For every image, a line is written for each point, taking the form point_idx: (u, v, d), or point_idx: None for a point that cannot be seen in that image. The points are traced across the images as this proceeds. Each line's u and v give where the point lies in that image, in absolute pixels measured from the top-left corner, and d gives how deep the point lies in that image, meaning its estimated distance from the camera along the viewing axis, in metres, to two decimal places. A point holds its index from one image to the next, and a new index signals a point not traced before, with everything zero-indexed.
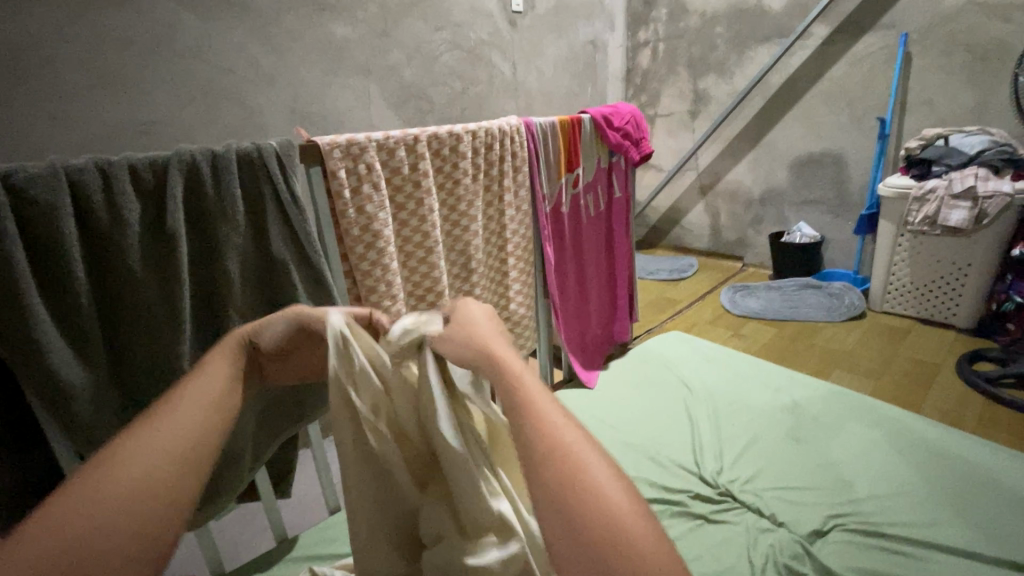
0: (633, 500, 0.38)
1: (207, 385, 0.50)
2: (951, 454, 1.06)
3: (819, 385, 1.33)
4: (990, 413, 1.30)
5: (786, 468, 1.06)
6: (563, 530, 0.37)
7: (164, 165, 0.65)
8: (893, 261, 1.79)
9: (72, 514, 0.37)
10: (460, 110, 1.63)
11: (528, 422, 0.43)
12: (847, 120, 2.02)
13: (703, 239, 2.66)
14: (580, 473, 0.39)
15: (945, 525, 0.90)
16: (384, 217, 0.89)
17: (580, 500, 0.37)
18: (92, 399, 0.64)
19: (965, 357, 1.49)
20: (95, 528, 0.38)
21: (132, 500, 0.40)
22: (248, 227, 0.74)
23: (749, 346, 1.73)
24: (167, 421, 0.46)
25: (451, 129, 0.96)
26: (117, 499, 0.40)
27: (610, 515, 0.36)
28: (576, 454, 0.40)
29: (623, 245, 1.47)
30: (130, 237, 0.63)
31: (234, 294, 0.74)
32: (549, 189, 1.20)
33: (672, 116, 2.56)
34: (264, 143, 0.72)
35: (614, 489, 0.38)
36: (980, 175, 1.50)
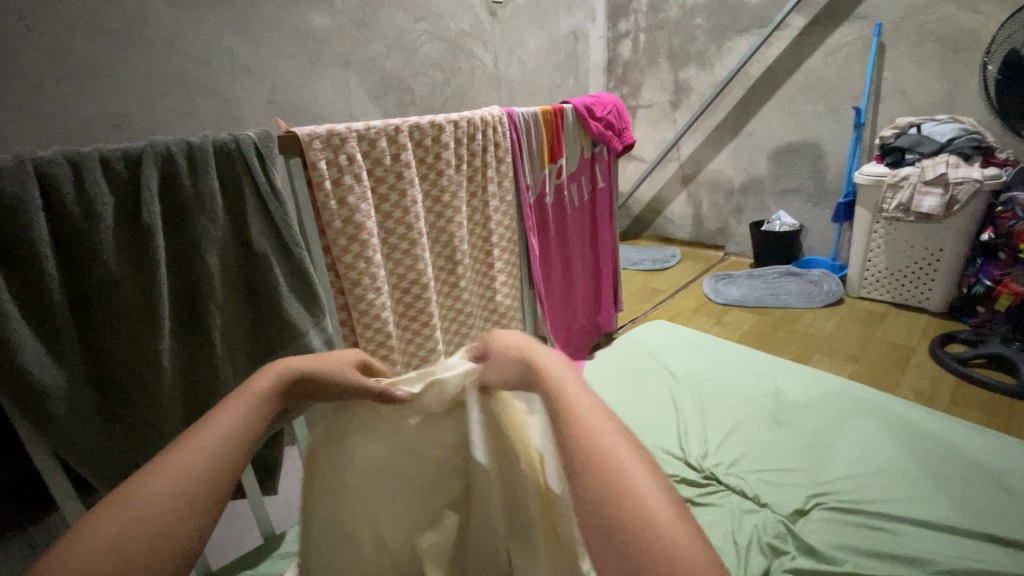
0: (654, 479, 0.36)
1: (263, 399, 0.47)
2: (926, 432, 1.09)
3: (799, 370, 1.36)
4: (962, 392, 1.34)
5: (769, 451, 1.09)
6: (587, 504, 0.36)
7: (137, 157, 0.63)
8: (870, 248, 1.83)
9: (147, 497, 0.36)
10: (442, 102, 1.61)
11: (562, 409, 0.43)
12: (824, 110, 2.05)
13: (685, 229, 2.69)
14: (616, 472, 0.36)
15: (922, 501, 0.93)
16: (366, 209, 0.88)
17: (602, 472, 0.36)
18: (68, 399, 0.62)
19: (938, 339, 1.54)
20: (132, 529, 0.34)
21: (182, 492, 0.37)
22: (227, 220, 0.72)
23: (732, 334, 1.75)
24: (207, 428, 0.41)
25: (433, 119, 0.95)
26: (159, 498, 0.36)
27: (628, 489, 0.35)
28: (600, 428, 0.40)
29: (607, 235, 1.48)
30: (103, 231, 0.61)
31: (216, 288, 0.72)
32: (533, 179, 1.20)
33: (654, 107, 2.57)
34: (242, 134, 0.71)
35: (649, 487, 0.35)
36: (951, 163, 1.55)
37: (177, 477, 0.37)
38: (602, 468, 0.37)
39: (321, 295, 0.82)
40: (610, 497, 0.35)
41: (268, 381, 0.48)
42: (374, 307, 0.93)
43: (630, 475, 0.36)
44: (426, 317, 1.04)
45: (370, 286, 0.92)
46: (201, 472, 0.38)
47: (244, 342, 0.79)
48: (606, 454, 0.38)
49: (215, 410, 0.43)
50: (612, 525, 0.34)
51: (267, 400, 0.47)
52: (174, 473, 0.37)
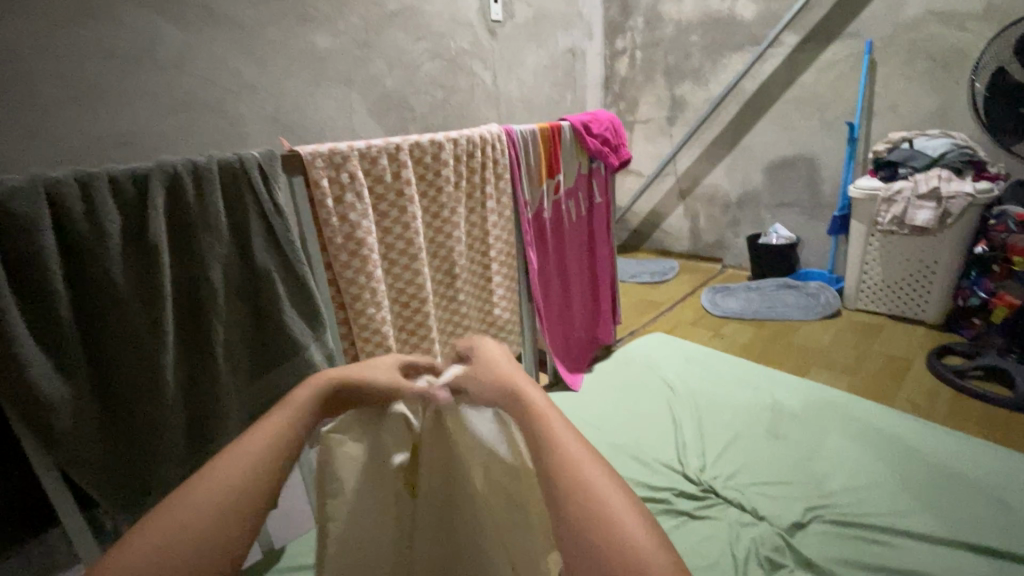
0: (636, 511, 0.39)
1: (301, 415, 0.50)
2: (923, 445, 1.10)
3: (796, 382, 1.37)
4: (959, 405, 1.35)
5: (766, 463, 1.09)
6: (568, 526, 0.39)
7: (145, 176, 0.65)
8: (866, 260, 1.85)
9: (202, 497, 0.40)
10: (442, 118, 1.64)
11: (544, 442, 0.45)
12: (817, 125, 2.08)
13: (683, 242, 2.71)
14: (602, 507, 0.38)
15: (918, 514, 0.93)
16: (367, 225, 0.90)
17: (581, 498, 0.39)
18: (73, 414, 0.64)
19: (934, 351, 1.55)
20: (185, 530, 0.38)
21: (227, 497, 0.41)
22: (231, 237, 0.74)
23: (730, 346, 1.76)
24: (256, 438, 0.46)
25: (433, 137, 0.97)
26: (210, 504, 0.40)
27: (602, 515, 0.38)
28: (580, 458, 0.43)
29: (604, 249, 1.49)
30: (110, 250, 0.63)
31: (219, 304, 0.74)
32: (531, 194, 1.22)
33: (651, 122, 2.61)
34: (246, 154, 0.73)
35: (631, 520, 0.37)
36: (943, 176, 1.57)
37: (226, 481, 0.42)
38: (586, 502, 0.39)
39: (322, 310, 0.83)
40: (588, 520, 0.38)
41: (309, 395, 0.52)
42: (374, 322, 0.95)
43: (603, 501, 0.39)
44: (425, 331, 1.05)
45: (370, 300, 0.93)
46: (245, 480, 0.42)
47: (245, 357, 0.80)
48: (588, 482, 0.41)
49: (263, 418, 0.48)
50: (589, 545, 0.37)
51: (307, 413, 0.51)
52: (222, 480, 0.41)
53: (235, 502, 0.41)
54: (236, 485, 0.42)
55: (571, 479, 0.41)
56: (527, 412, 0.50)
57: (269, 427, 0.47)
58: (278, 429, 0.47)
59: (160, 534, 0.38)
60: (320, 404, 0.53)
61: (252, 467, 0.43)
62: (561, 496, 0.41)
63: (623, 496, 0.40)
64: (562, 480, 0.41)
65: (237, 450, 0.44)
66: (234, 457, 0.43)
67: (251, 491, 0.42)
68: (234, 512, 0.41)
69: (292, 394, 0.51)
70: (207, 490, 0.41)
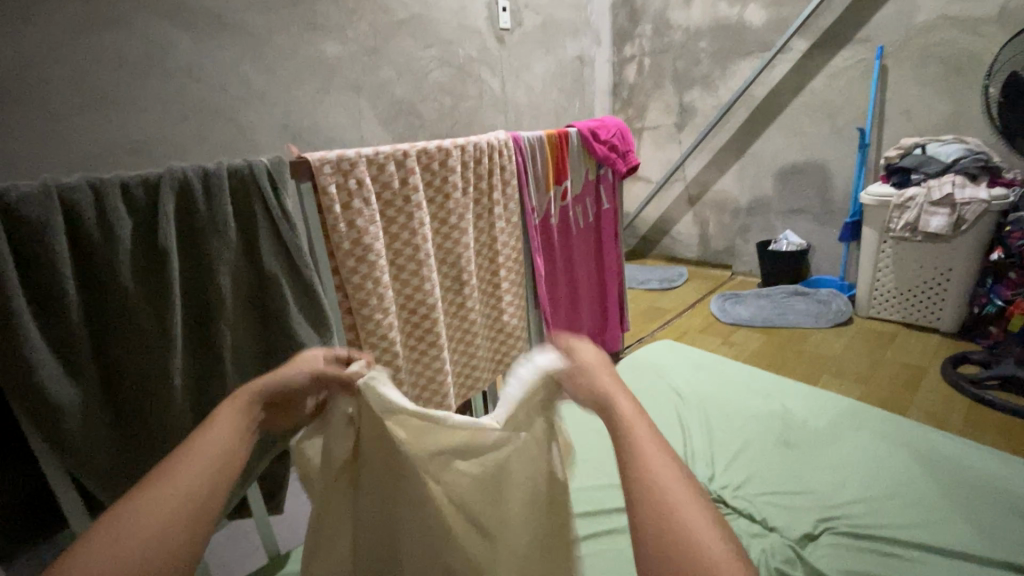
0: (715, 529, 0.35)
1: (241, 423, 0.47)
2: (940, 456, 1.07)
3: (807, 390, 1.35)
4: (976, 414, 1.32)
5: (777, 473, 1.07)
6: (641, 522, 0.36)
7: (156, 183, 0.66)
8: (878, 267, 1.82)
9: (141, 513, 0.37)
10: (450, 125, 1.65)
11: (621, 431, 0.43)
12: (828, 131, 2.07)
13: (692, 249, 2.69)
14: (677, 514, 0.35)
15: (935, 526, 0.91)
16: (374, 231, 0.91)
17: (653, 502, 0.36)
18: (82, 417, 0.64)
19: (950, 360, 1.52)
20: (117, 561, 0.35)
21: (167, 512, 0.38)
22: (240, 243, 0.75)
23: (739, 354, 1.75)
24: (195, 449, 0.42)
25: (440, 143, 0.98)
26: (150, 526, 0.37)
27: (678, 515, 0.35)
28: (665, 458, 0.39)
29: (613, 256, 1.49)
30: (121, 254, 0.63)
31: (227, 308, 0.74)
32: (538, 200, 1.22)
33: (660, 128, 2.61)
34: (256, 160, 0.74)
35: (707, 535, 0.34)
36: (957, 183, 1.54)
37: (158, 516, 0.37)
38: (662, 504, 0.36)
39: (329, 315, 0.84)
40: (667, 524, 0.35)
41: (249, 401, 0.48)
42: (381, 327, 0.95)
43: (678, 505, 0.35)
44: (433, 337, 1.05)
45: (378, 306, 0.94)
46: (187, 508, 0.39)
47: (253, 361, 0.80)
48: (666, 481, 0.37)
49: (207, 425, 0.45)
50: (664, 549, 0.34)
51: (245, 424, 0.47)
52: (157, 504, 0.38)
53: (169, 534, 0.37)
54: (175, 515, 0.38)
55: (647, 481, 0.37)
56: (612, 414, 0.45)
57: (201, 446, 0.43)
58: (219, 447, 0.43)
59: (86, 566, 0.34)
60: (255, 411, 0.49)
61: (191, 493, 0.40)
62: (639, 500, 0.37)
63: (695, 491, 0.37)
64: (636, 483, 0.38)
65: (167, 479, 0.40)
66: (169, 487, 0.39)
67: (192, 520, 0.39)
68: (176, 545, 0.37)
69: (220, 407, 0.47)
70: (135, 530, 0.36)
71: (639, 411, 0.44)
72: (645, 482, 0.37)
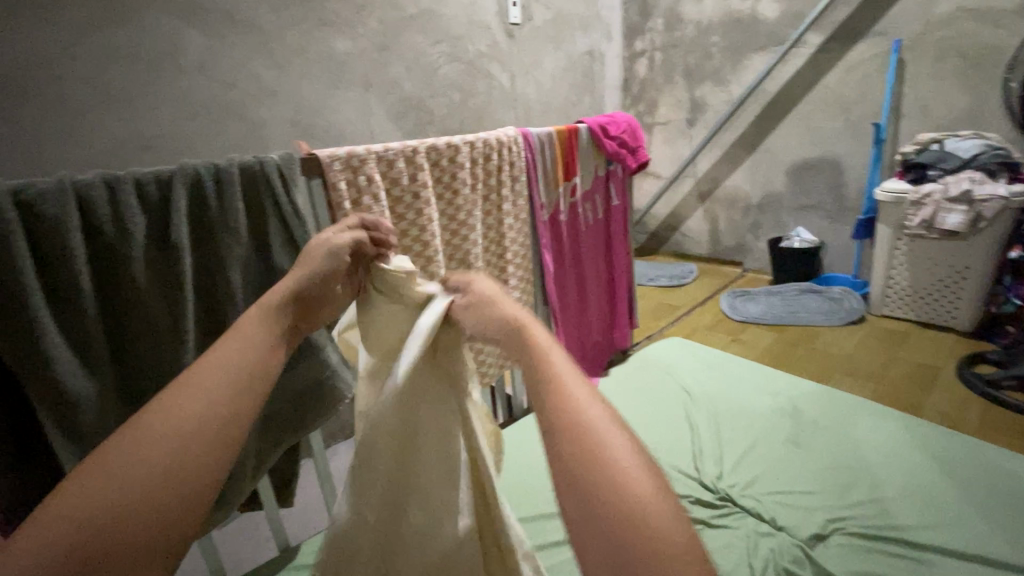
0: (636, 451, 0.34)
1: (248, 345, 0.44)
2: (953, 457, 1.06)
3: (817, 389, 1.34)
4: (991, 415, 1.30)
5: (786, 472, 1.06)
6: (584, 526, 0.31)
7: (169, 179, 0.67)
8: (892, 265, 1.80)
9: (147, 440, 0.35)
10: (459, 121, 1.65)
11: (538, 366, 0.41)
12: (842, 126, 2.04)
13: (702, 245, 2.67)
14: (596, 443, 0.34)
15: (947, 528, 0.90)
16: (383, 227, 0.91)
17: (597, 510, 0.31)
18: (97, 409, 0.65)
19: (965, 360, 1.49)
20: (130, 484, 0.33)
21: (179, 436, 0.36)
22: (250, 239, 0.75)
23: (749, 351, 1.73)
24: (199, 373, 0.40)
25: (449, 140, 0.98)
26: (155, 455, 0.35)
27: (597, 444, 0.34)
28: (610, 447, 0.34)
29: (622, 253, 1.48)
30: (135, 250, 0.64)
31: (238, 303, 0.75)
32: (547, 197, 1.22)
33: (670, 124, 2.58)
34: (267, 157, 0.74)
35: (631, 463, 0.33)
36: (975, 180, 1.51)
37: (177, 425, 0.36)
38: (581, 435, 0.35)
39: None
40: (619, 536, 0.30)
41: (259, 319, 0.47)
42: None
43: (632, 507, 0.30)
44: None
45: None
46: (209, 419, 0.38)
47: None
48: (614, 477, 0.32)
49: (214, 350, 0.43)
50: (612, 559, 0.29)
51: (268, 335, 0.46)
52: (162, 428, 0.36)
53: (195, 449, 0.36)
54: (202, 425, 0.37)
55: (584, 481, 0.32)
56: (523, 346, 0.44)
57: (222, 357, 0.42)
58: (241, 359, 0.43)
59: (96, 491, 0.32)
60: (278, 322, 0.48)
61: (212, 403, 0.39)
62: (580, 503, 0.32)
63: (648, 479, 0.32)
64: (574, 481, 0.33)
65: (187, 391, 0.39)
66: (190, 398, 0.38)
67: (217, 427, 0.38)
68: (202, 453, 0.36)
69: (241, 319, 0.47)
70: (158, 435, 0.35)
71: (576, 387, 0.38)
72: (580, 478, 0.33)
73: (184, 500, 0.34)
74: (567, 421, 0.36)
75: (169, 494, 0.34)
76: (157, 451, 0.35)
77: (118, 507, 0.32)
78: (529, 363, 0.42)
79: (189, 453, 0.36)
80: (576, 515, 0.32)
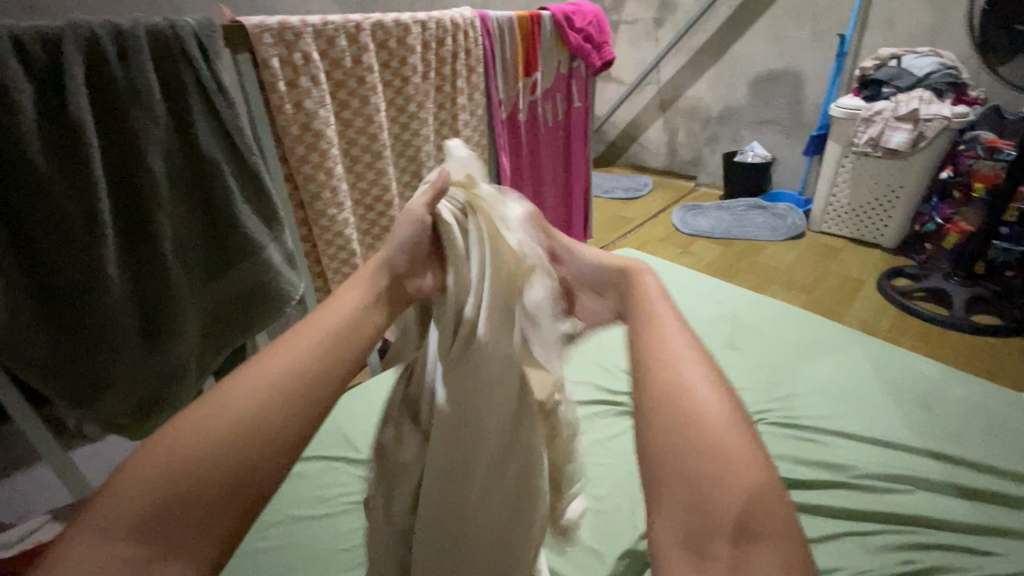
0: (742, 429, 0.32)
1: (342, 310, 0.39)
2: (866, 357, 1.17)
3: (754, 298, 1.41)
4: (901, 322, 1.44)
5: (721, 371, 1.15)
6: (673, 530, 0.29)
7: (57, 38, 0.56)
8: (835, 183, 1.86)
9: (220, 406, 0.31)
10: (409, 2, 1.47)
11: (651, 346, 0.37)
12: (808, 36, 1.99)
13: (658, 157, 2.65)
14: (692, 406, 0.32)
15: (850, 417, 1.02)
16: (325, 115, 0.82)
17: (709, 525, 0.28)
18: (8, 308, 0.59)
19: (886, 273, 1.62)
20: (164, 480, 0.28)
21: (250, 409, 0.31)
22: (170, 120, 0.66)
23: (695, 264, 1.80)
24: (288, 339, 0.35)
25: (398, 17, 0.87)
26: (212, 430, 0.30)
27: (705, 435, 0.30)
28: (720, 428, 0.31)
29: (580, 159, 1.44)
30: (26, 125, 0.55)
31: (163, 196, 0.67)
32: (506, 93, 1.13)
33: (637, 24, 2.44)
34: (179, 21, 0.64)
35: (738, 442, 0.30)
36: (924, 99, 1.57)
37: (248, 398, 0.31)
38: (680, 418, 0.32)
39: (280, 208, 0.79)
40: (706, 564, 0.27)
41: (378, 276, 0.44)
42: (337, 224, 0.89)
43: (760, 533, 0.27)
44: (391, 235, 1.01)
45: (331, 201, 0.87)
46: (225, 412, 0.31)
47: (200, 257, 0.74)
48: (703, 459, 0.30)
49: (331, 298, 0.40)
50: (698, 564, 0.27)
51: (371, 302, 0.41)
52: (230, 402, 0.31)
53: (263, 425, 0.31)
54: (261, 409, 0.31)
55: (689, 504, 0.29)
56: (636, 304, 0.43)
57: (312, 329, 0.36)
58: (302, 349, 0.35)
59: (170, 450, 0.29)
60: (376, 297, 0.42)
61: (255, 404, 0.31)
62: (678, 505, 0.29)
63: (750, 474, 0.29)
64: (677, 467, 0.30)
65: (266, 355, 0.34)
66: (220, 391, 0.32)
67: (265, 420, 0.31)
68: (230, 463, 0.29)
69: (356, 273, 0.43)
70: (226, 405, 0.31)
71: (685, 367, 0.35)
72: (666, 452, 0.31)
73: (227, 487, 0.29)
74: (682, 426, 0.31)
75: (214, 484, 0.29)
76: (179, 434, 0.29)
77: (150, 507, 0.27)
78: (642, 356, 0.36)
79: (263, 421, 0.31)
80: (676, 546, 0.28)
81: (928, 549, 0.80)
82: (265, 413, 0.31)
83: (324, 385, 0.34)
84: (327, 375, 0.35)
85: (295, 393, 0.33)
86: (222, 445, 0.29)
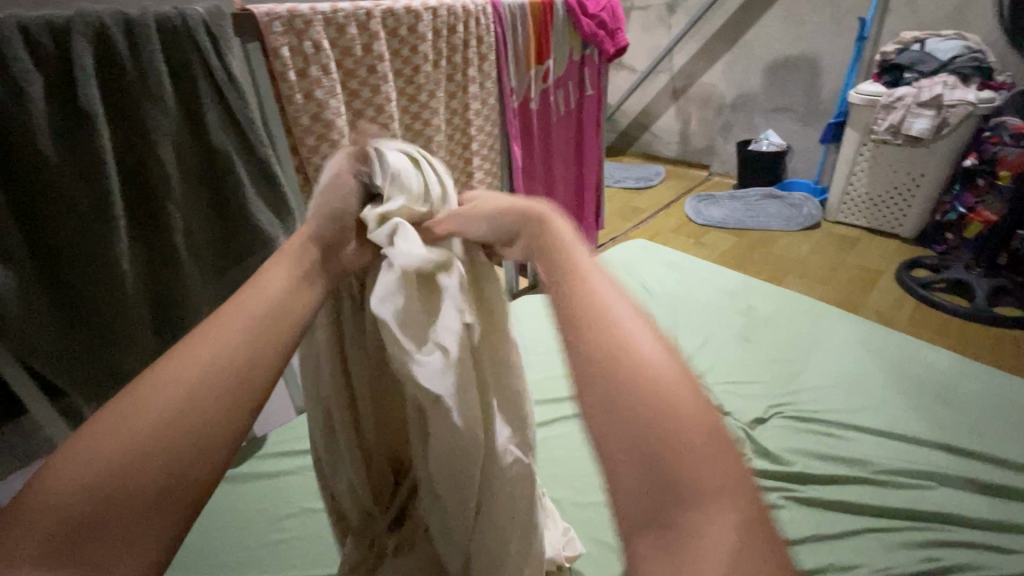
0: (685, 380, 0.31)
1: (256, 299, 0.38)
2: (885, 350, 1.15)
3: (769, 289, 1.39)
4: (920, 314, 1.42)
5: (735, 363, 1.14)
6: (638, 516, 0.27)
7: (66, 28, 0.55)
8: (853, 171, 1.82)
9: (134, 412, 0.31)
10: None
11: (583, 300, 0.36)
12: (827, 20, 1.93)
13: (670, 146, 2.61)
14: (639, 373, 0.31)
15: (869, 411, 1.00)
16: (336, 105, 0.80)
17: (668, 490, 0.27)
18: (21, 301, 0.59)
19: (905, 264, 1.59)
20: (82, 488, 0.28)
21: (170, 411, 0.31)
22: (179, 111, 0.65)
23: (708, 254, 1.78)
24: (202, 333, 0.35)
25: (409, 4, 0.85)
26: (128, 435, 0.30)
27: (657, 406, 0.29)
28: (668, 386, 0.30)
29: (592, 148, 1.42)
30: (36, 117, 0.55)
31: (174, 189, 0.66)
32: (518, 81, 1.11)
33: (649, 10, 2.40)
34: (188, 9, 0.63)
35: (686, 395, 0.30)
36: (948, 84, 1.51)
37: (168, 399, 0.32)
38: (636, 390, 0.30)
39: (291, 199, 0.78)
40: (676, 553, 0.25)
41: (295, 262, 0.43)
42: None
43: (701, 492, 0.26)
44: None
45: None
46: (133, 436, 0.30)
47: (211, 249, 0.74)
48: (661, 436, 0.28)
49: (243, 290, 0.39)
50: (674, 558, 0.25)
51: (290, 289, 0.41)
52: (145, 406, 0.31)
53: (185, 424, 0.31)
54: (180, 413, 0.31)
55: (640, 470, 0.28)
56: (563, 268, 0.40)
57: (226, 323, 0.36)
58: (208, 353, 0.34)
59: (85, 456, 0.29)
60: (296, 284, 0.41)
61: (174, 404, 0.31)
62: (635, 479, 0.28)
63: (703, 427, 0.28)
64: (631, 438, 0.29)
65: (180, 353, 0.34)
66: (113, 411, 0.31)
67: (180, 441, 0.31)
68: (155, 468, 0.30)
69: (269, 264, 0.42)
70: (141, 408, 0.31)
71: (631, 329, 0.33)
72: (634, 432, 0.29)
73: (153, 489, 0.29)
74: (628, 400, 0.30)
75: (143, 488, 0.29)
76: (82, 470, 0.28)
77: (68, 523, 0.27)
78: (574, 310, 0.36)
79: (177, 422, 0.31)
80: (632, 495, 0.27)
81: (950, 547, 0.78)
82: (175, 431, 0.31)
83: (242, 382, 0.34)
84: (246, 365, 0.35)
85: (213, 392, 0.33)
86: (138, 447, 0.30)
